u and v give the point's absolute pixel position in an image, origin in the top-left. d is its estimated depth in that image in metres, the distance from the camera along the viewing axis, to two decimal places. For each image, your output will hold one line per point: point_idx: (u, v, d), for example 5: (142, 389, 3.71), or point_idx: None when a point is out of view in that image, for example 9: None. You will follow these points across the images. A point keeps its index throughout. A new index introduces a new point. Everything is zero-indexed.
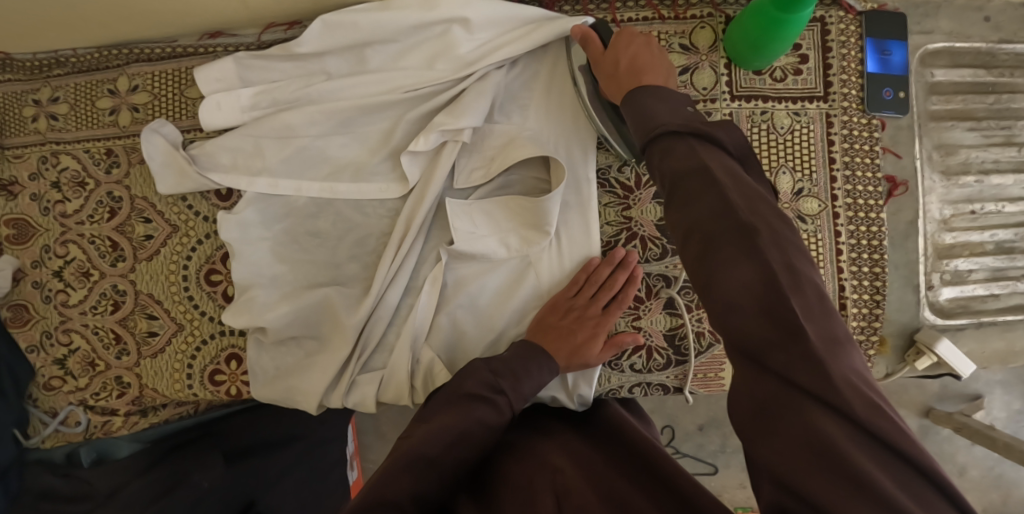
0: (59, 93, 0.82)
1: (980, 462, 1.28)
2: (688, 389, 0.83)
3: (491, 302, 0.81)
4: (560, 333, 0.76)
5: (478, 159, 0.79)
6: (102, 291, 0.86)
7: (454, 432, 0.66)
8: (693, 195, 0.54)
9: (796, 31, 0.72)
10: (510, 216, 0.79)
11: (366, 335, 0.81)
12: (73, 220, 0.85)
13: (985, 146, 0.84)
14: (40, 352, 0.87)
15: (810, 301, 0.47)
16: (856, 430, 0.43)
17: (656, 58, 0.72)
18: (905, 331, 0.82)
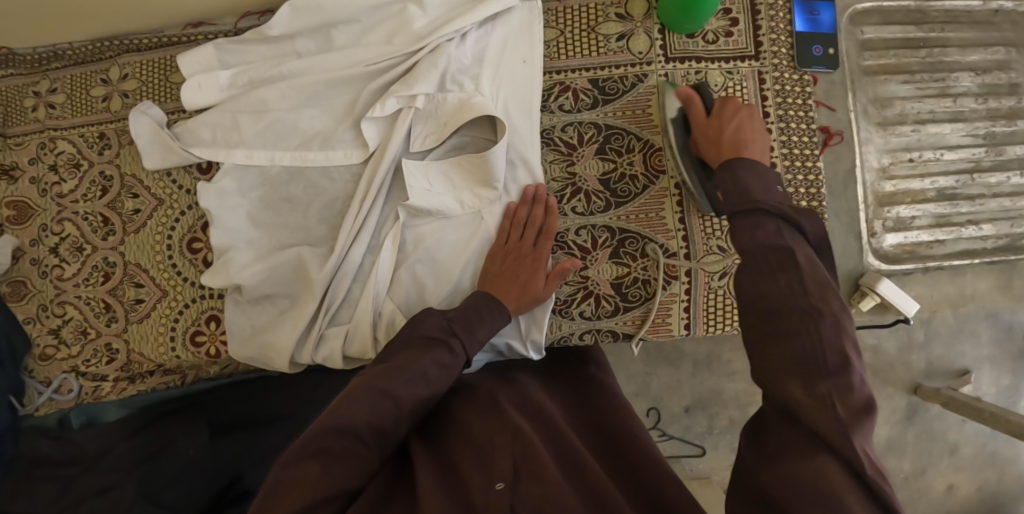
0: (57, 84, 0.92)
1: (972, 439, 1.31)
2: (638, 336, 0.86)
3: (448, 256, 0.85)
4: (505, 274, 0.80)
5: (432, 124, 0.85)
6: (94, 263, 0.93)
7: (413, 369, 0.66)
8: (773, 269, 0.56)
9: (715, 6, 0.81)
10: (463, 174, 0.85)
11: (333, 290, 0.86)
12: (68, 199, 0.93)
13: (920, 98, 0.86)
14: (36, 323, 0.95)
15: (854, 378, 0.49)
16: (866, 496, 0.44)
17: (756, 129, 0.73)
18: (850, 276, 0.85)
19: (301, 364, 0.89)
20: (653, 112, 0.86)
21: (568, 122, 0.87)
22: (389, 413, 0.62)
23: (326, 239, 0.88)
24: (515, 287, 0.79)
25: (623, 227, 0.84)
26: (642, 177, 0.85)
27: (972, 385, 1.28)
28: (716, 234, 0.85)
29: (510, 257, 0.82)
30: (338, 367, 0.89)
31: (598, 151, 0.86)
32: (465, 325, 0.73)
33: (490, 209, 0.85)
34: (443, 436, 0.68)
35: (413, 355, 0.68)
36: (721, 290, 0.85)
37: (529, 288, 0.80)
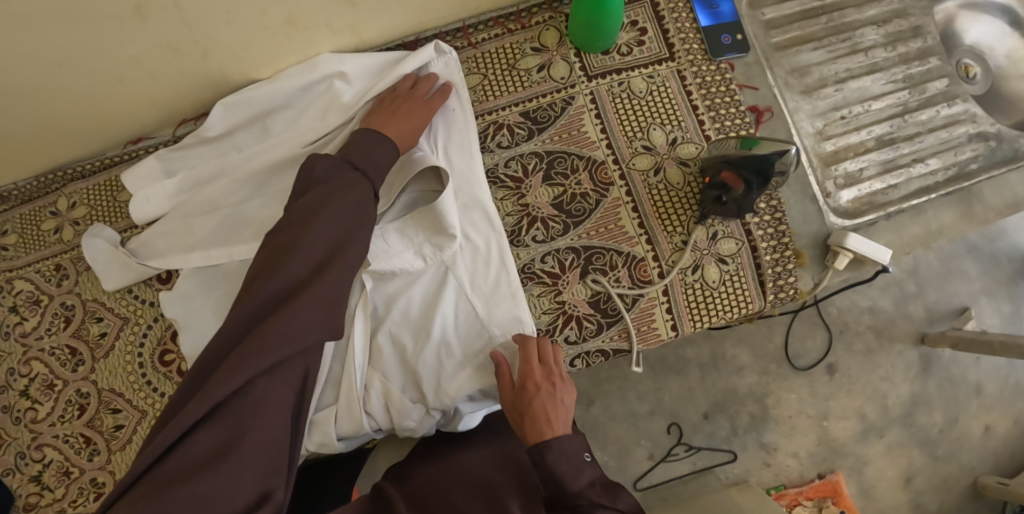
0: (7, 226, 0.94)
1: (993, 375, 1.47)
2: (633, 349, 0.81)
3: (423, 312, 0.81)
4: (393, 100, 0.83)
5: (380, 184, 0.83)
6: (67, 397, 0.91)
7: (336, 229, 0.69)
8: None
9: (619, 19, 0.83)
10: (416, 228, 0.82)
11: None
12: (32, 336, 0.93)
13: (833, 60, 0.90)
14: (15, 473, 0.91)
15: None
16: None
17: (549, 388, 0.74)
18: (818, 240, 0.84)
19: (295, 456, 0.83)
20: (587, 130, 0.86)
21: (510, 157, 0.86)
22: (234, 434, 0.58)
23: None
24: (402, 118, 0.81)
25: (587, 243, 0.82)
26: (593, 193, 0.84)
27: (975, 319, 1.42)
28: (677, 229, 0.84)
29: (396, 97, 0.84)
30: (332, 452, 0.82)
31: (544, 178, 0.85)
32: (317, 261, 0.68)
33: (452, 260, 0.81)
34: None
35: (245, 359, 0.59)
36: (699, 284, 0.82)
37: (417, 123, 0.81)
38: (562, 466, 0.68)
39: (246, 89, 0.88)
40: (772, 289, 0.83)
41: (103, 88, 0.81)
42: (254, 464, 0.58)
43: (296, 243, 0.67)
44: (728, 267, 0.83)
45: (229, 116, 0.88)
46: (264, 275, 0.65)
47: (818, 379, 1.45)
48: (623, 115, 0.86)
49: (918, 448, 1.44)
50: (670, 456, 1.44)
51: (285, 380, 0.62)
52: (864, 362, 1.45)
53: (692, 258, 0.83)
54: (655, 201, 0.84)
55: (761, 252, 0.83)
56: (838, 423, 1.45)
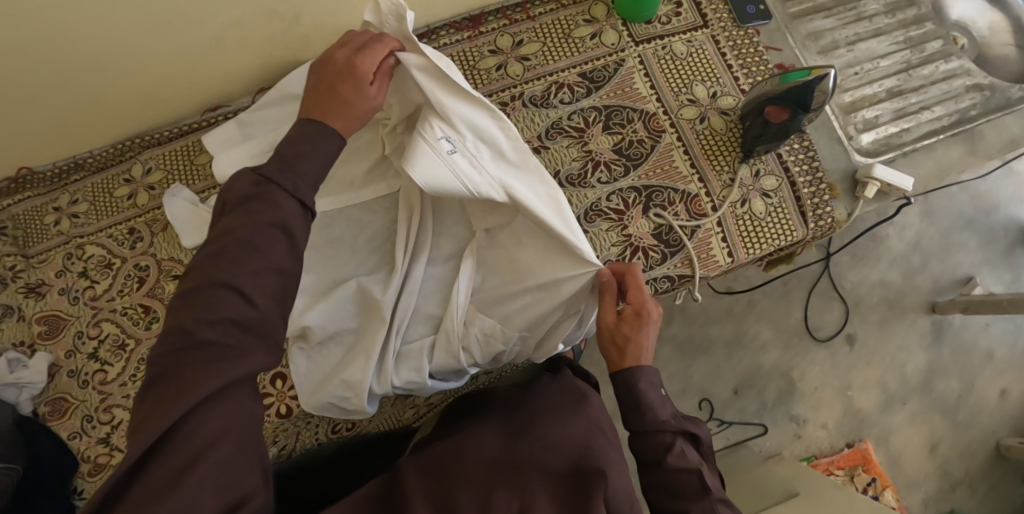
0: (78, 195, 0.97)
1: (1002, 341, 1.56)
2: (694, 275, 0.88)
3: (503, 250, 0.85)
4: (326, 86, 0.66)
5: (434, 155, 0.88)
6: (139, 357, 0.92)
7: (272, 229, 0.56)
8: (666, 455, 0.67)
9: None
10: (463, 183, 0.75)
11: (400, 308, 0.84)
12: (103, 299, 0.95)
13: (843, 26, 1.02)
14: (82, 437, 0.92)
15: None
16: None
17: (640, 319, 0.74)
18: (847, 175, 0.94)
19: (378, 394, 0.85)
20: (639, 87, 0.95)
21: (572, 111, 0.94)
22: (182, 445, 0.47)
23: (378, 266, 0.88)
24: (332, 107, 0.66)
25: (648, 182, 0.90)
26: (648, 139, 0.92)
27: (980, 286, 1.54)
28: (725, 169, 0.92)
29: (335, 82, 0.67)
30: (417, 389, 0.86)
31: (604, 128, 0.93)
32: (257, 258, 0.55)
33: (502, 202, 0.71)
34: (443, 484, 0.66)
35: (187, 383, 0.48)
36: (748, 216, 0.90)
37: (360, 109, 0.67)
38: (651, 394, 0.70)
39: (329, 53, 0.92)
40: (812, 217, 0.91)
41: (196, 53, 0.88)
42: (214, 483, 0.47)
43: (220, 279, 0.52)
44: (772, 200, 0.91)
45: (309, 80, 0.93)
46: (198, 291, 0.53)
47: (838, 350, 1.52)
48: (668, 73, 0.96)
49: (940, 415, 1.52)
50: None
51: (247, 390, 0.52)
52: (879, 332, 1.53)
53: (740, 193, 0.91)
54: (704, 144, 0.92)
55: (799, 186, 0.92)
56: (861, 394, 1.52)
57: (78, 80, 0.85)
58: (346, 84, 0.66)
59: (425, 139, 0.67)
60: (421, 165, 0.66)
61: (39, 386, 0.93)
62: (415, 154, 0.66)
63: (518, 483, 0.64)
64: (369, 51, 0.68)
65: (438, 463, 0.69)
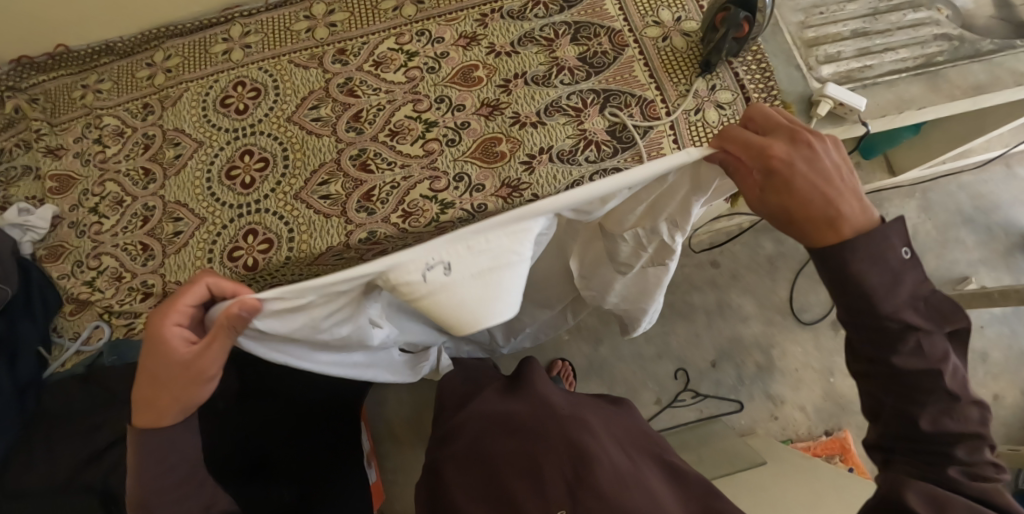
0: (104, 75, 1.10)
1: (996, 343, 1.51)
2: None
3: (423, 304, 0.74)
4: (154, 391, 0.57)
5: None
6: (132, 213, 1.02)
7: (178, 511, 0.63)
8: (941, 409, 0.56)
9: None
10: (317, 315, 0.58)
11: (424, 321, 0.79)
12: (110, 162, 1.06)
13: None
14: (70, 278, 1.02)
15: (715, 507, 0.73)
16: None
17: (807, 196, 0.57)
18: (804, 98, 0.98)
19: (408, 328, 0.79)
20: (608, 7, 1.02)
21: (544, 24, 1.02)
22: (165, 481, 0.61)
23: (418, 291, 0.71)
24: (161, 411, 0.58)
25: (606, 86, 0.96)
26: (611, 51, 0.99)
27: (974, 282, 1.50)
28: (682, 82, 0.97)
29: (151, 386, 0.57)
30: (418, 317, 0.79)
31: (571, 39, 1.00)
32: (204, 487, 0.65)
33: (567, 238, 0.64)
34: (490, 464, 0.80)
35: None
36: (701, 123, 0.95)
37: (179, 383, 0.56)
38: (873, 277, 0.56)
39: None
40: None
41: None
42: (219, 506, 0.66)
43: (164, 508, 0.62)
44: (726, 112, 0.96)
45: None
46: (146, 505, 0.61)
47: (822, 334, 1.50)
48: None
49: None
50: (677, 401, 1.45)
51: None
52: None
53: (695, 103, 0.96)
54: (663, 59, 0.98)
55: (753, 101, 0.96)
56: (842, 379, 1.46)
57: None
58: (167, 340, 0.54)
59: (424, 294, 0.49)
60: (447, 296, 0.50)
61: (42, 231, 1.04)
62: (443, 306, 0.50)
63: (568, 462, 0.76)
64: (204, 289, 0.55)
65: (477, 454, 0.81)
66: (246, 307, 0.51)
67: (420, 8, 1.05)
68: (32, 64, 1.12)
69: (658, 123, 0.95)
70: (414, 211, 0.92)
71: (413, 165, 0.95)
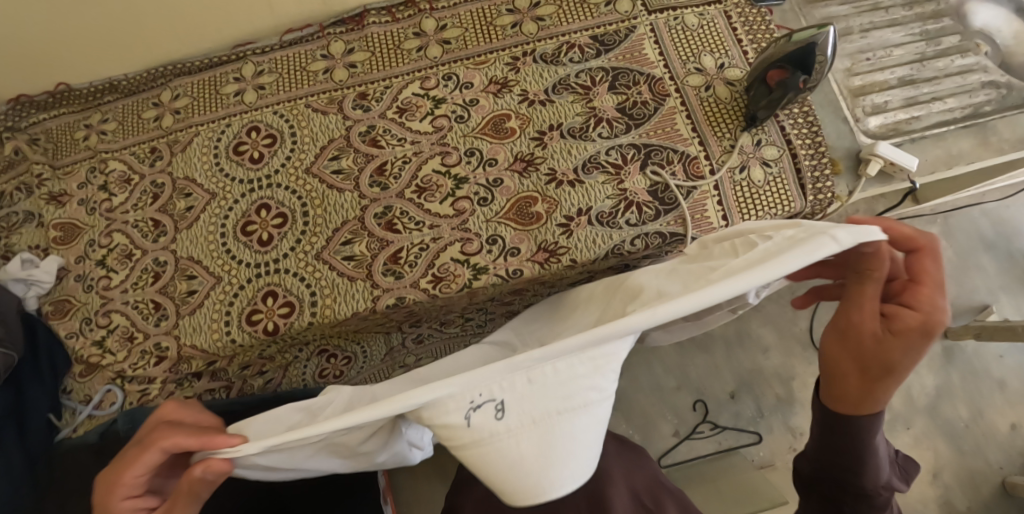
0: (109, 115, 1.04)
1: None
2: (690, 234, 0.88)
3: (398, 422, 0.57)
4: None
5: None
6: (143, 267, 0.96)
7: None
8: None
9: None
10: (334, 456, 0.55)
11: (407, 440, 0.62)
12: (117, 211, 1.00)
13: (858, 14, 1.03)
14: (79, 337, 0.96)
15: None
16: None
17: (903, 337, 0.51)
18: (851, 153, 0.93)
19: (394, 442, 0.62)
20: (648, 52, 0.96)
21: (580, 70, 0.96)
22: None
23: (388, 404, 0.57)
24: None
25: (647, 141, 0.91)
26: (652, 101, 0.94)
27: (996, 313, 1.47)
28: (726, 136, 0.92)
29: None
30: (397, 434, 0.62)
31: (609, 88, 0.95)
32: None
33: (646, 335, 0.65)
34: None
35: None
36: (746, 182, 0.90)
37: None
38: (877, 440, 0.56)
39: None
40: (811, 190, 0.90)
41: None
42: None
43: None
44: (772, 170, 0.91)
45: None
46: None
47: None
48: (678, 42, 0.97)
49: (944, 441, 1.37)
50: (695, 433, 1.40)
51: None
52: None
53: (739, 159, 0.91)
54: (706, 111, 0.93)
55: (800, 159, 0.91)
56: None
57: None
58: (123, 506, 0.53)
59: (467, 443, 0.46)
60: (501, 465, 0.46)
61: (47, 286, 0.99)
62: (490, 465, 0.46)
63: None
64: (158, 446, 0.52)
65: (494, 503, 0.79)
66: (207, 472, 0.48)
67: (446, 49, 0.98)
68: (31, 102, 1.04)
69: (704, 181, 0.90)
70: (445, 275, 0.88)
71: (442, 225, 0.90)
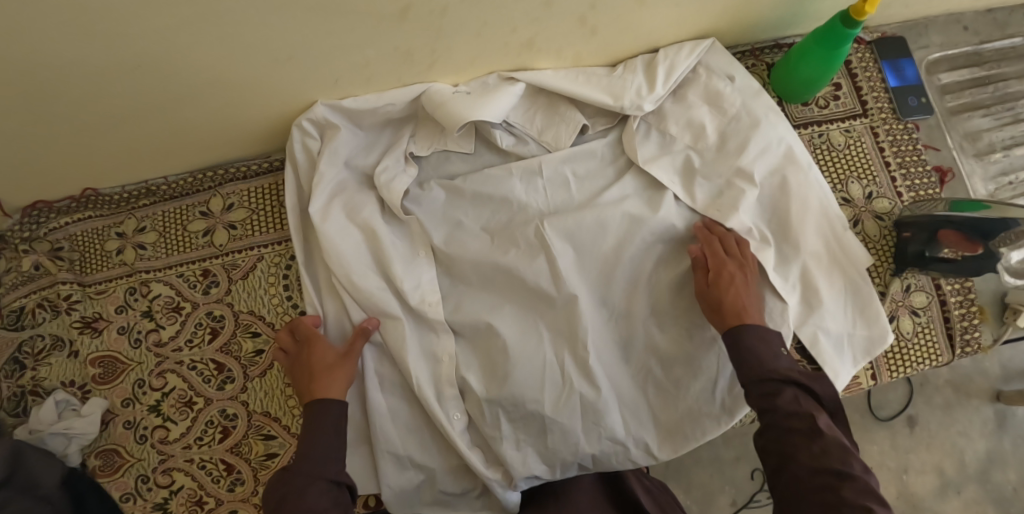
0: (145, 223, 0.89)
1: None
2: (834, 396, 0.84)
3: (510, 428, 0.75)
4: (315, 371, 0.73)
5: (478, 124, 0.82)
6: (208, 419, 0.84)
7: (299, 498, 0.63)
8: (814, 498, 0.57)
9: (837, 66, 0.81)
10: (473, 364, 0.77)
11: (546, 457, 0.75)
12: (168, 347, 0.86)
13: (1000, 127, 0.95)
14: (136, 499, 0.83)
15: None
16: None
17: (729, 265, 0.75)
18: (996, 297, 0.89)
19: (526, 467, 0.74)
20: None
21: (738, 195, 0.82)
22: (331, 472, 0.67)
23: (524, 421, 0.75)
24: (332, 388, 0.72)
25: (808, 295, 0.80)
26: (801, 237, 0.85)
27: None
28: (875, 279, 0.85)
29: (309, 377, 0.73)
30: (515, 464, 0.74)
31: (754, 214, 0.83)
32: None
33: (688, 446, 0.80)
34: None
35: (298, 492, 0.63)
36: (896, 337, 0.84)
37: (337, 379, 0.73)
38: (762, 347, 0.69)
39: (430, 82, 0.81)
40: (959, 342, 0.85)
41: (305, 92, 0.78)
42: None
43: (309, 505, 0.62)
44: (920, 319, 0.85)
45: (406, 104, 0.81)
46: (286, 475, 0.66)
47: (898, 431, 1.33)
48: (823, 165, 0.87)
49: (994, 507, 1.30)
50: (753, 502, 1.26)
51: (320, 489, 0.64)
52: (942, 416, 1.34)
53: (889, 310, 0.84)
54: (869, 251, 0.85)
55: (950, 306, 0.86)
56: (916, 478, 1.31)
57: (159, 86, 0.72)
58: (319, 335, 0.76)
59: (504, 90, 0.80)
60: (502, 101, 0.79)
61: (91, 436, 0.84)
62: (492, 95, 0.79)
63: None
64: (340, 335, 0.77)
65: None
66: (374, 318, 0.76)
67: None
68: (50, 208, 0.90)
69: (883, 333, 0.80)
70: None
71: None
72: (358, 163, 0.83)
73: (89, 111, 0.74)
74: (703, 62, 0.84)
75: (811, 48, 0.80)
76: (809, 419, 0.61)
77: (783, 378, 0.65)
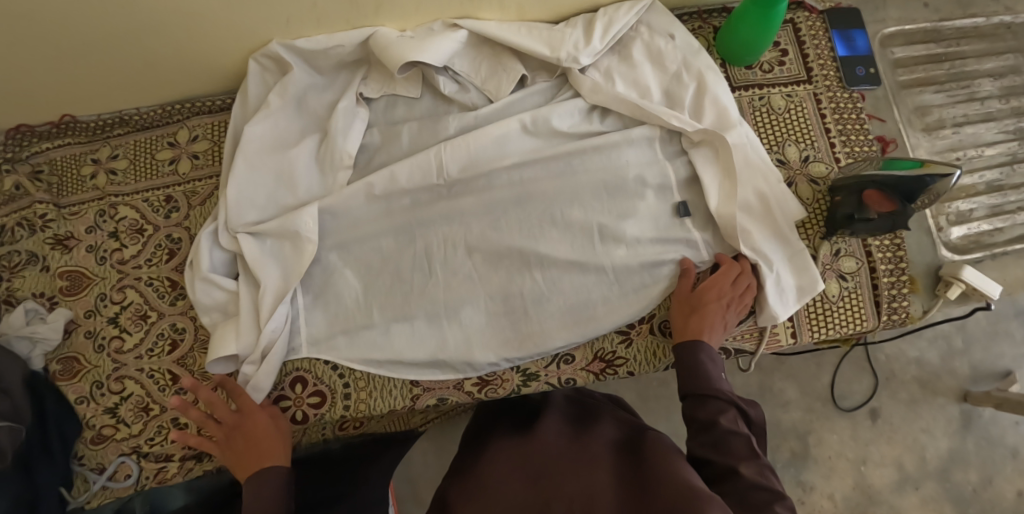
0: (118, 150, 0.96)
1: None
2: (761, 352, 0.86)
3: (410, 344, 0.83)
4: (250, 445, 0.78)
5: (423, 70, 0.86)
6: (158, 332, 0.90)
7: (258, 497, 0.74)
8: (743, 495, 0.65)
9: (775, 27, 0.83)
10: (389, 287, 0.85)
11: (445, 367, 0.84)
12: (129, 265, 0.93)
13: (952, 104, 0.96)
14: (90, 402, 0.89)
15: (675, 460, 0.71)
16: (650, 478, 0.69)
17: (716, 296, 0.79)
18: (931, 270, 0.89)
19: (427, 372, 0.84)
20: None
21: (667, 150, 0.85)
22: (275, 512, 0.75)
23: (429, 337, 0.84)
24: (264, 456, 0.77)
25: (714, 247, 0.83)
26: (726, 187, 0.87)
27: None
28: (806, 243, 0.85)
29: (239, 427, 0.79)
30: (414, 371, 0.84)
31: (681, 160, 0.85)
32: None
33: (556, 369, 0.86)
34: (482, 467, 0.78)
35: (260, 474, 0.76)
36: (819, 298, 0.85)
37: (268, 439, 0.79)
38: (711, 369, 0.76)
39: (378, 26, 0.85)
40: (886, 310, 0.86)
41: (263, 31, 0.84)
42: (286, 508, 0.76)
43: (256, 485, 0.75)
44: (848, 284, 0.86)
45: (355, 47, 0.85)
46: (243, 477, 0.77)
47: (859, 422, 1.28)
48: (761, 127, 0.88)
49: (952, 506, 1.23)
50: None
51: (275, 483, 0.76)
52: (906, 411, 1.28)
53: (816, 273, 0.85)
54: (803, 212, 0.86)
55: (879, 274, 0.86)
56: (874, 470, 1.25)
57: (126, 18, 0.78)
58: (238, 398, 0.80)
59: (451, 36, 0.84)
60: (445, 47, 0.83)
61: (54, 343, 0.90)
62: (437, 39, 0.83)
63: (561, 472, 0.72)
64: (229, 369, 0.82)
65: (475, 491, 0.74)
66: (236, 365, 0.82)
67: None
68: (33, 132, 0.97)
69: (806, 287, 0.81)
70: (491, 379, 0.86)
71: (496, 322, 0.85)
72: (309, 101, 0.88)
73: (64, 39, 0.81)
74: (644, 21, 0.87)
75: (748, 9, 0.82)
76: (746, 439, 0.69)
77: (728, 399, 0.73)
